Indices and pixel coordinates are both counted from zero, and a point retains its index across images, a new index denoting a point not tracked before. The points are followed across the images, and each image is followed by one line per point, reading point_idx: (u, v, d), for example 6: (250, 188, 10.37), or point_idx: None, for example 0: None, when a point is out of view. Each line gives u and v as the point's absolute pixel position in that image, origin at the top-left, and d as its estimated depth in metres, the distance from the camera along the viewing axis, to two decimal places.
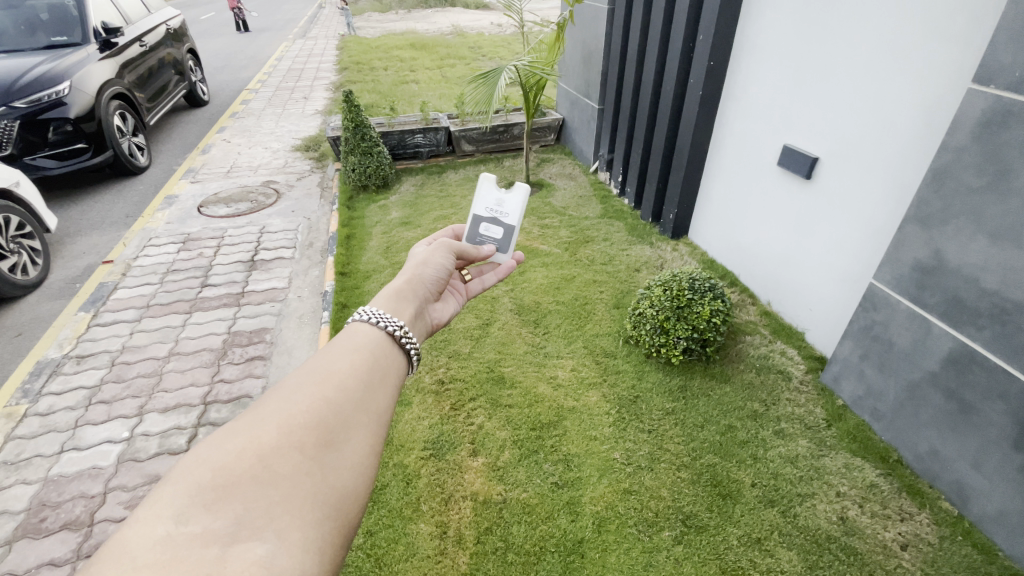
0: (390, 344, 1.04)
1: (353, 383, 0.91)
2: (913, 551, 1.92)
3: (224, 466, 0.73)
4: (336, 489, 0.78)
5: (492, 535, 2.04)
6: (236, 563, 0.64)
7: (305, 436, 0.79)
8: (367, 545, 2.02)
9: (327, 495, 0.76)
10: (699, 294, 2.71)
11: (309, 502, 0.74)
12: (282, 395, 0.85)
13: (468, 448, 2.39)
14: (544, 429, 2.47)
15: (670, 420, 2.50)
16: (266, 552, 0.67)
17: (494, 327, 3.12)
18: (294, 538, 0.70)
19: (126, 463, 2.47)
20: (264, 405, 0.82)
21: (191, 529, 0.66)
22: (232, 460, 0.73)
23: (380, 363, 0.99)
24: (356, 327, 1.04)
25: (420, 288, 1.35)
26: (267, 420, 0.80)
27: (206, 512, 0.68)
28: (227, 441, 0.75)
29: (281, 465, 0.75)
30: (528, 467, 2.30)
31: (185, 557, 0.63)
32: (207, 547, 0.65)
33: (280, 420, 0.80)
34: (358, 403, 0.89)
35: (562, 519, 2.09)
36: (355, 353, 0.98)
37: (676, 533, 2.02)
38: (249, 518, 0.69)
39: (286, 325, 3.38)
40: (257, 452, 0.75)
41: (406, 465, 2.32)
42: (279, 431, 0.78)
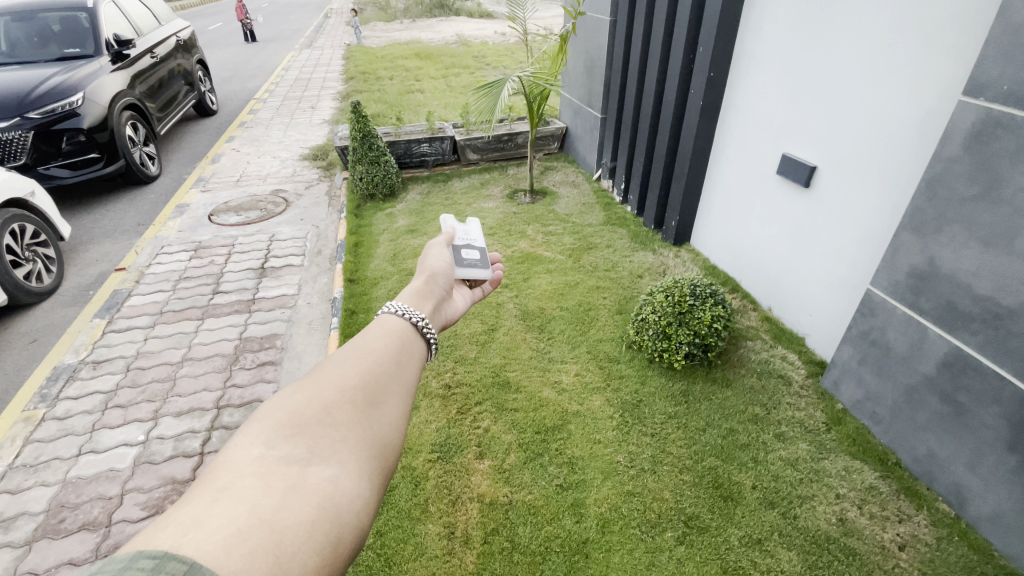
0: (413, 333, 1.10)
1: (391, 359, 0.98)
2: (911, 552, 1.96)
3: (295, 411, 0.80)
4: (385, 436, 0.84)
5: (497, 537, 2.09)
6: (312, 479, 0.71)
7: (356, 393, 0.86)
8: (375, 546, 2.07)
9: (377, 441, 0.82)
10: (701, 300, 2.76)
11: (364, 443, 0.80)
12: (333, 364, 0.92)
13: (474, 453, 2.44)
14: (547, 434, 2.52)
15: (674, 422, 2.55)
16: (334, 474, 0.73)
17: (499, 333, 3.19)
18: (354, 467, 0.76)
19: (142, 465, 2.54)
20: (320, 371, 0.89)
21: (276, 453, 0.73)
22: (302, 408, 0.80)
23: (410, 347, 1.06)
24: (386, 319, 1.10)
25: (436, 285, 1.44)
26: (324, 381, 0.87)
27: (286, 441, 0.75)
28: (295, 394, 0.83)
29: (339, 413, 0.82)
30: (531, 471, 2.34)
31: (274, 471, 0.70)
32: (289, 465, 0.71)
33: (336, 381, 0.87)
34: (395, 374, 0.95)
35: (565, 522, 2.13)
36: (390, 336, 1.05)
37: (678, 534, 2.07)
38: (318, 449, 0.76)
39: (296, 331, 3.46)
40: (320, 403, 0.82)
41: (414, 468, 2.38)
42: (336, 389, 0.85)
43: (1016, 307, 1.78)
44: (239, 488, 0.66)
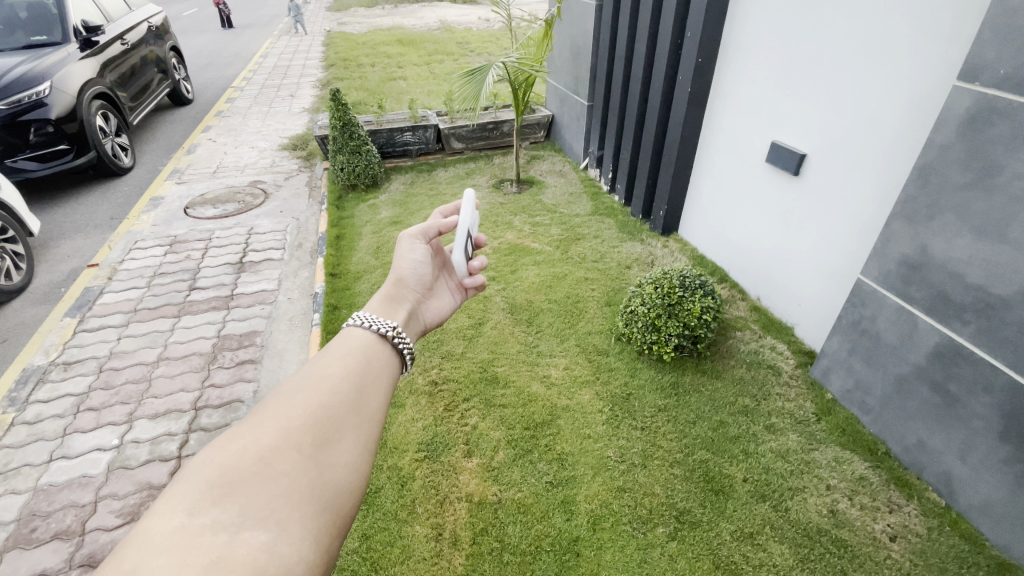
0: (382, 345, 1.05)
1: (347, 386, 0.91)
2: (901, 542, 1.96)
3: (228, 464, 0.73)
4: (333, 484, 0.78)
5: (487, 539, 2.03)
6: (241, 548, 0.65)
7: (301, 437, 0.79)
8: (361, 551, 2.01)
9: (325, 491, 0.76)
10: (690, 291, 2.72)
11: (308, 496, 0.74)
12: (279, 401, 0.85)
13: (461, 451, 2.38)
14: (536, 431, 2.46)
15: (662, 418, 2.51)
16: (269, 540, 0.67)
17: (486, 327, 3.12)
18: (295, 527, 0.70)
19: (117, 470, 2.43)
20: (262, 411, 0.83)
21: (202, 520, 0.66)
22: (235, 460, 0.73)
23: (373, 366, 1.00)
24: (351, 331, 1.04)
25: (408, 290, 1.37)
26: (265, 423, 0.80)
27: (215, 504, 0.68)
28: (230, 443, 0.76)
29: (280, 463, 0.75)
30: (522, 470, 2.29)
31: (197, 545, 0.64)
32: (216, 534, 0.65)
33: (278, 423, 0.80)
34: (352, 405, 0.89)
35: (557, 522, 2.09)
36: (349, 358, 0.98)
37: (670, 529, 2.05)
38: (252, 509, 0.69)
39: (277, 328, 3.36)
40: (258, 452, 0.75)
41: (400, 468, 2.31)
42: (277, 433, 0.79)
43: (1010, 296, 1.76)
44: (153, 568, 0.61)
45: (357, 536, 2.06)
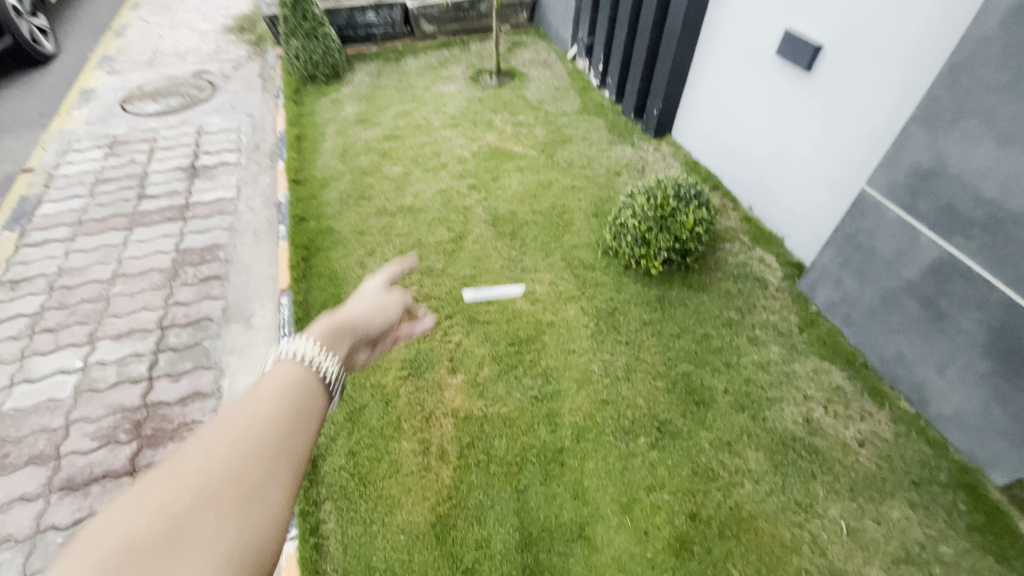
0: (315, 375, 0.97)
1: (273, 426, 0.83)
2: (869, 447, 2.08)
3: (126, 542, 0.66)
4: (252, 547, 0.72)
5: (474, 453, 2.06)
6: None
7: (215, 497, 0.72)
8: (348, 466, 2.01)
9: (241, 558, 0.70)
10: (684, 203, 2.55)
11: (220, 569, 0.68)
12: (192, 449, 0.76)
13: (445, 369, 2.34)
14: (520, 347, 2.42)
15: (647, 331, 2.48)
16: None
17: (468, 241, 2.95)
18: None
19: (85, 394, 2.33)
20: (171, 462, 0.74)
21: None
22: (134, 536, 0.66)
23: (304, 399, 0.92)
24: (282, 363, 0.96)
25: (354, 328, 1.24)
26: (173, 483, 0.72)
27: None
28: (128, 515, 0.68)
29: (189, 535, 0.68)
30: (508, 386, 2.27)
31: None
32: None
33: (187, 483, 0.72)
34: (278, 448, 0.81)
35: (542, 434, 2.12)
36: (277, 393, 0.90)
37: (651, 439, 2.10)
38: None
39: (241, 241, 3.11)
40: (164, 524, 0.68)
41: (383, 385, 2.27)
42: (186, 496, 0.71)
43: (1020, 212, 1.68)
44: None
45: (343, 451, 2.05)
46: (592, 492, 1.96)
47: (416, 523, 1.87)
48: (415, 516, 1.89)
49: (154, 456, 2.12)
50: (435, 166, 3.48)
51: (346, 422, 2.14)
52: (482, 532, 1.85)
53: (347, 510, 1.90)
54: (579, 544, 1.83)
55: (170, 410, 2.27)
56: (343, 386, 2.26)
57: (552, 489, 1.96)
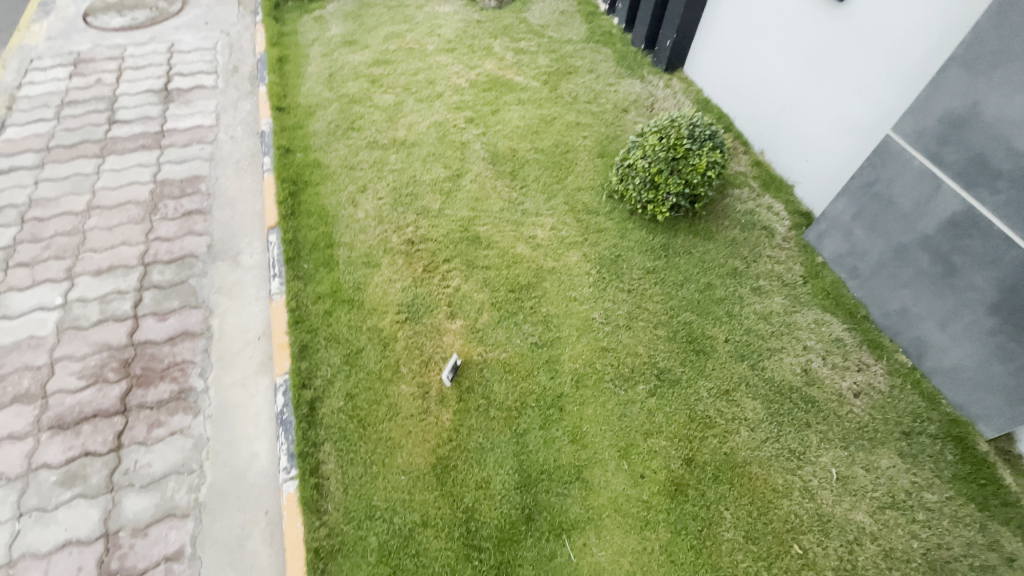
0: None
1: None
2: (864, 398, 2.12)
3: None
4: None
5: (473, 397, 2.04)
6: None
7: None
8: (347, 408, 1.99)
9: None
10: (698, 144, 2.42)
11: None
12: None
13: (444, 313, 2.28)
14: (520, 293, 2.36)
15: (650, 280, 2.43)
16: None
17: (465, 180, 2.80)
18: None
19: (68, 331, 2.25)
20: None
21: None
22: None
23: None
24: None
25: None
26: None
27: None
28: None
29: None
30: (507, 332, 2.23)
31: None
32: None
33: None
34: None
35: (541, 380, 2.10)
36: None
37: (650, 386, 2.10)
38: None
39: (223, 173, 2.92)
40: None
41: (380, 328, 2.21)
42: None
43: None
44: None
45: (340, 394, 2.02)
46: (590, 436, 1.97)
47: (416, 464, 1.88)
48: (415, 458, 1.89)
49: (145, 395, 2.07)
50: (430, 97, 3.23)
51: (342, 365, 2.10)
52: (481, 474, 1.87)
53: (346, 452, 1.89)
54: (576, 486, 1.86)
55: (158, 350, 2.21)
56: (338, 329, 2.20)
57: (550, 433, 1.97)
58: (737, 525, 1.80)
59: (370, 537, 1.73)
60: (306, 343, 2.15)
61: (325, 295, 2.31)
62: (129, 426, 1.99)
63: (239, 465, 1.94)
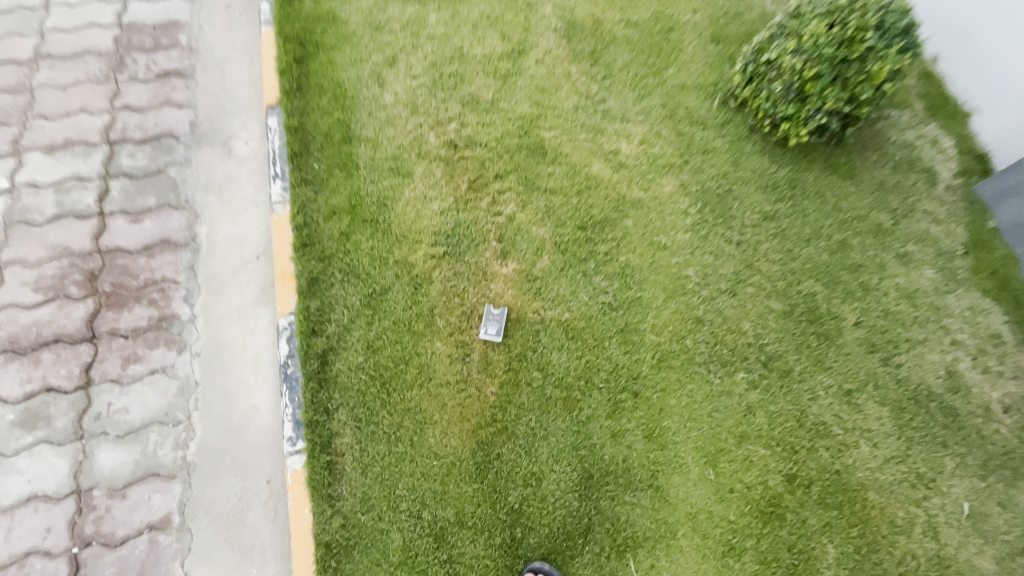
0: None
1: None
2: (1016, 417, 1.63)
3: None
4: None
5: (526, 369, 1.59)
6: None
7: None
8: (366, 369, 1.56)
9: None
10: (886, 41, 1.62)
11: None
12: None
13: (491, 250, 1.74)
14: (593, 233, 1.78)
15: (766, 231, 1.84)
16: None
17: (529, 60, 2.04)
18: None
19: (18, 227, 1.77)
20: None
21: None
22: None
23: None
24: None
25: None
26: None
27: None
28: None
29: None
30: (573, 286, 1.70)
31: None
32: None
33: None
34: None
35: (614, 355, 1.63)
36: None
37: (753, 376, 1.64)
38: None
39: (209, 21, 2.18)
40: None
41: (410, 265, 1.70)
42: None
43: None
44: None
45: (357, 349, 1.58)
46: (671, 435, 1.56)
47: (450, 448, 1.50)
48: (449, 439, 1.50)
49: (117, 320, 1.66)
50: None
51: (361, 310, 1.63)
52: (530, 468, 1.49)
53: (365, 424, 1.50)
54: (648, 495, 1.50)
55: (133, 262, 1.74)
56: (357, 260, 1.69)
57: (620, 425, 1.55)
58: (841, 563, 1.49)
59: (393, 533, 1.43)
60: (315, 275, 1.66)
61: (341, 210, 1.75)
62: (98, 358, 1.61)
63: (236, 421, 1.58)
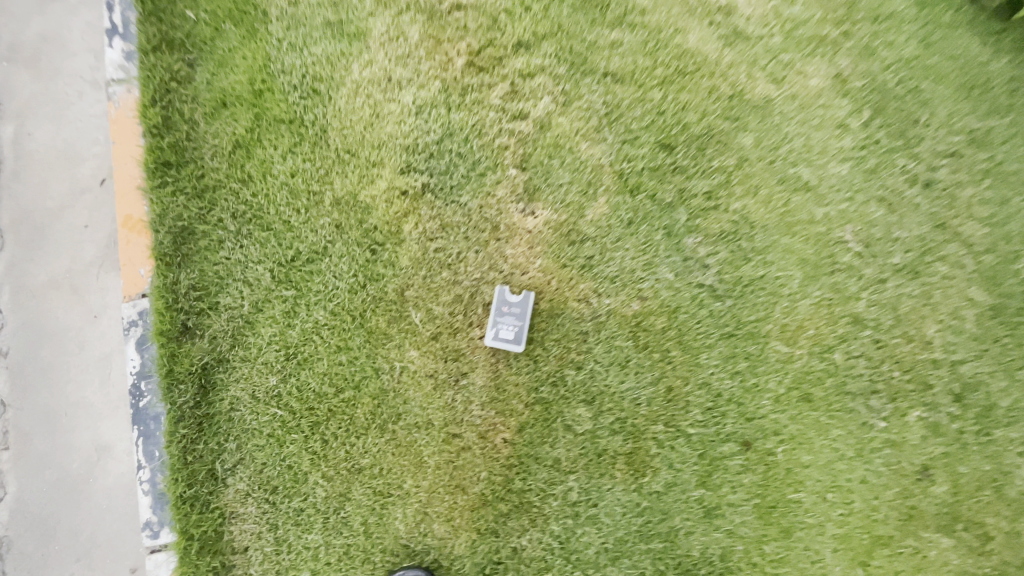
0: None
1: None
2: None
3: None
4: None
5: (562, 404, 0.91)
6: None
7: None
8: (282, 400, 0.89)
9: None
10: None
11: None
12: None
13: (505, 186, 0.97)
14: (684, 158, 1.02)
15: (970, 164, 1.03)
16: None
17: None
18: None
19: None
20: None
21: None
22: None
23: None
24: None
25: None
26: None
27: None
28: None
29: None
30: (645, 255, 0.97)
31: None
32: None
33: None
34: None
35: (713, 380, 0.95)
36: None
37: (936, 419, 0.99)
38: None
39: None
40: None
41: (360, 211, 0.95)
42: None
43: None
44: None
45: (266, 365, 0.90)
46: (799, 516, 0.94)
47: (431, 538, 0.88)
48: (431, 525, 0.88)
49: None
50: None
51: (273, 293, 0.92)
52: (568, 572, 0.89)
53: (284, 498, 0.88)
54: None
55: None
56: (266, 202, 0.95)
57: (720, 500, 0.93)
58: None
59: None
60: (190, 227, 0.94)
61: (236, 104, 0.98)
62: None
63: (73, 470, 0.95)
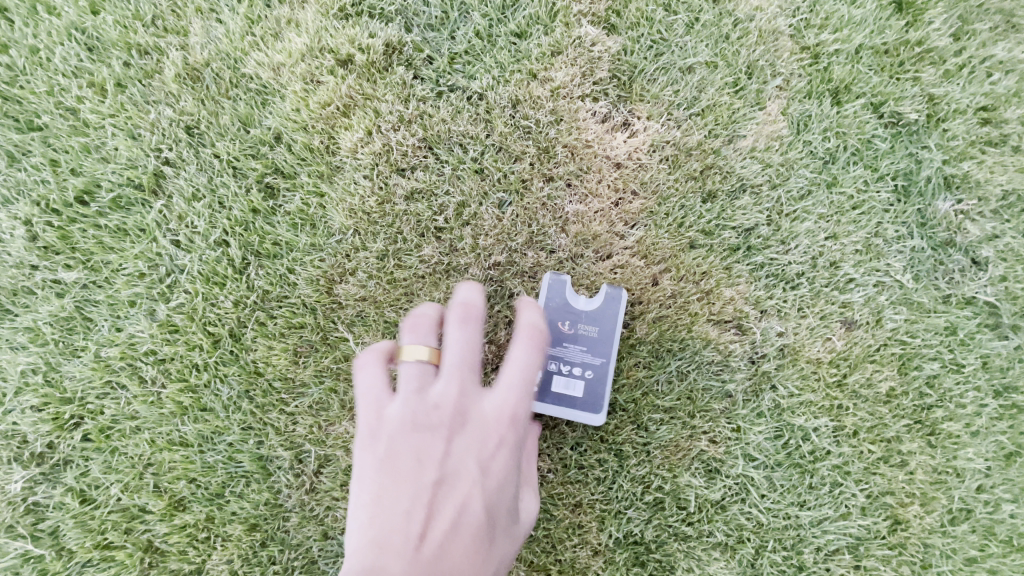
0: None
1: None
2: None
3: None
4: None
5: (676, 553, 0.42)
6: None
7: None
8: (42, 523, 0.39)
9: None
10: None
11: None
12: None
13: (571, 61, 0.44)
14: (940, 35, 0.46)
15: None
16: None
17: None
18: None
19: None
20: None
21: None
22: None
23: None
24: None
25: None
26: None
27: None
28: None
29: None
30: (857, 231, 0.45)
31: None
32: None
33: None
34: None
35: (977, 503, 0.43)
36: None
37: None
38: None
39: None
40: None
41: (243, 99, 0.42)
42: None
43: None
44: None
45: (8, 441, 0.39)
46: None
47: None
48: None
49: None
50: None
51: (32, 276, 0.40)
52: None
53: None
54: None
55: None
56: (25, 65, 0.41)
57: None
58: None
59: None
60: None
61: None
62: None
63: None
